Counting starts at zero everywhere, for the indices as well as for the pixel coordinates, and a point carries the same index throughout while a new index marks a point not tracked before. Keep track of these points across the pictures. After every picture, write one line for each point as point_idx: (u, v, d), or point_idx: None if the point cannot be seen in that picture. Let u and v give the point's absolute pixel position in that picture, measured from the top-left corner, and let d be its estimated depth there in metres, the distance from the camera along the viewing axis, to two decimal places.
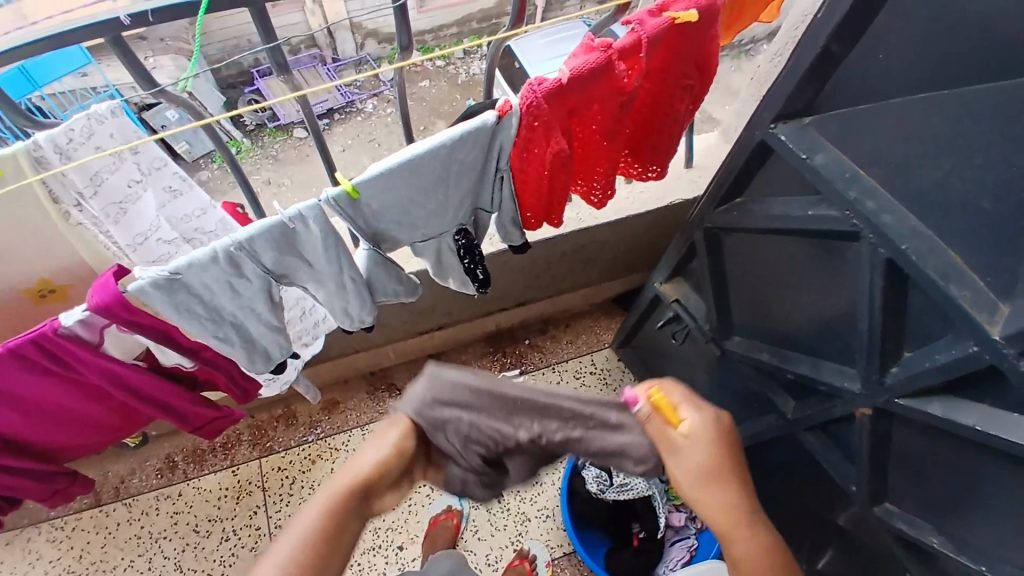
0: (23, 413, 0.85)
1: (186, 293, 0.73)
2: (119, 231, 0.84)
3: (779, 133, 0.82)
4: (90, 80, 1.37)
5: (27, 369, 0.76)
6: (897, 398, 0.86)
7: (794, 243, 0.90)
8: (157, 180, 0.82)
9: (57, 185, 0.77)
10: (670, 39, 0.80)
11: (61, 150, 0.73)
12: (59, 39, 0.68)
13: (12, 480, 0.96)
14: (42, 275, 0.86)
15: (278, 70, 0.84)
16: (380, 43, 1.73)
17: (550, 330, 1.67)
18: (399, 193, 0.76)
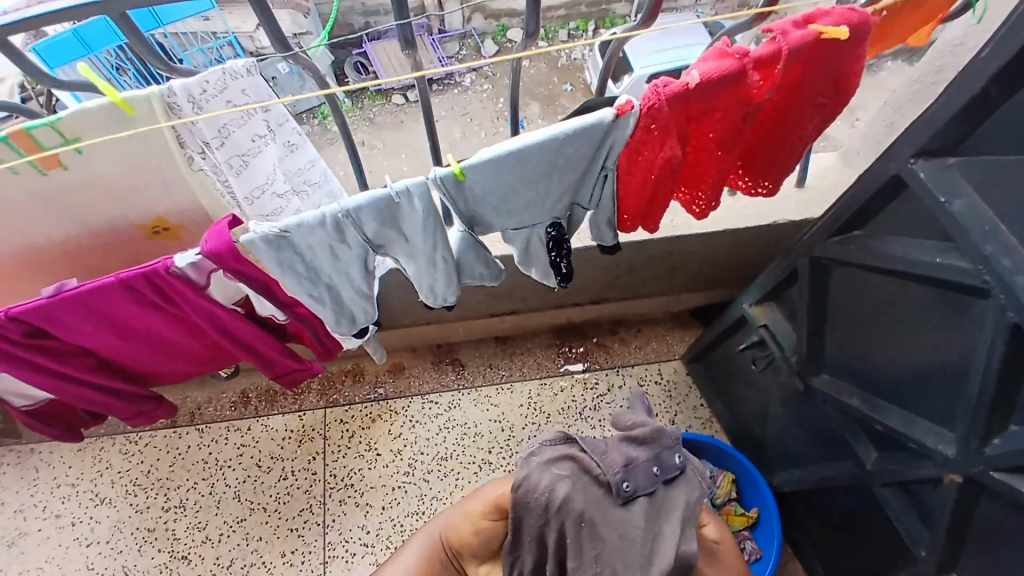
0: (126, 339, 0.92)
1: (291, 251, 0.76)
2: (238, 183, 0.88)
3: (918, 170, 0.74)
4: (212, 25, 1.44)
5: (136, 300, 0.82)
6: (993, 471, 0.80)
7: (912, 289, 0.84)
8: (279, 134, 0.87)
9: (186, 133, 0.82)
10: (811, 52, 0.76)
11: (194, 100, 0.77)
12: None
13: (101, 396, 1.03)
14: (158, 215, 0.93)
15: (405, 45, 0.86)
16: (486, 18, 1.73)
17: (619, 331, 1.65)
18: (504, 180, 0.76)
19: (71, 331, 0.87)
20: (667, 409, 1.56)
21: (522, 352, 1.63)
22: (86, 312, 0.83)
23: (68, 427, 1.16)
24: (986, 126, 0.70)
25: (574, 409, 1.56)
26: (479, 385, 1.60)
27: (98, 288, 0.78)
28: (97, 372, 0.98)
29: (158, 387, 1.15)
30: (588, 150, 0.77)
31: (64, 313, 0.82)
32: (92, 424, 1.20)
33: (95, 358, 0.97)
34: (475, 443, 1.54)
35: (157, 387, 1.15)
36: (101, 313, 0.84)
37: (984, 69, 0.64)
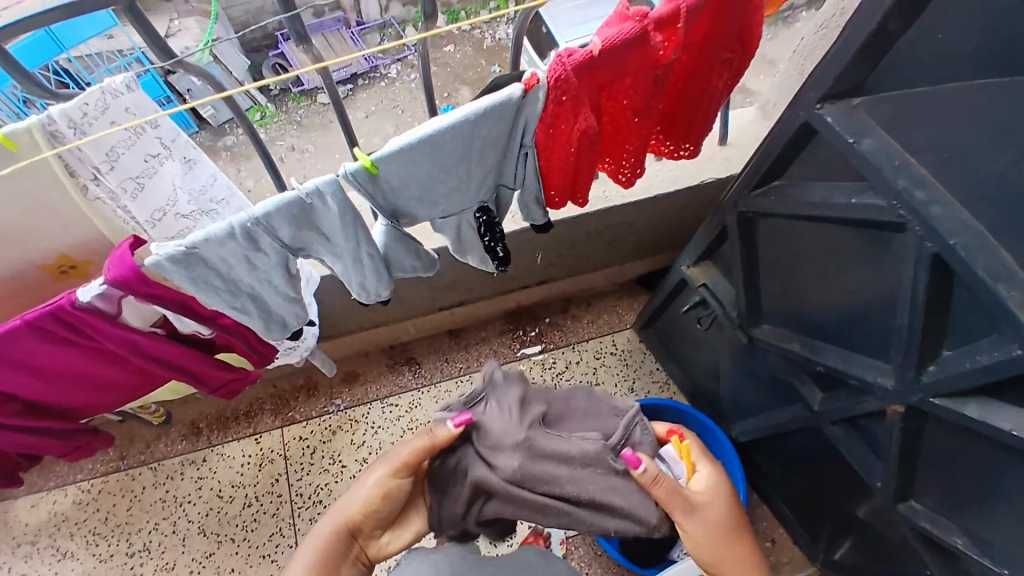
0: (45, 379, 0.86)
1: (204, 267, 0.72)
2: (137, 206, 0.83)
3: (825, 114, 0.75)
4: (116, 42, 1.35)
5: (44, 339, 0.76)
6: (932, 398, 0.83)
7: (836, 232, 0.86)
8: (175, 151, 0.81)
9: (74, 160, 0.76)
10: (712, 7, 0.75)
11: (76, 125, 0.71)
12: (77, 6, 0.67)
13: (34, 440, 0.97)
14: (60, 252, 0.86)
15: (298, 40, 0.82)
16: (405, 5, 1.68)
17: (571, 308, 1.65)
18: (419, 170, 0.73)
19: None
20: (625, 378, 1.57)
21: (477, 341, 1.62)
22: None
23: (7, 474, 1.09)
24: (884, 64, 0.70)
25: None
26: (437, 381, 1.58)
27: (4, 332, 0.73)
28: (24, 416, 0.92)
29: (92, 418, 1.08)
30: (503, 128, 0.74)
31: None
32: (29, 467, 1.12)
33: (20, 404, 0.90)
34: None
35: (91, 418, 1.08)
36: (10, 356, 0.77)
37: (875, 8, 0.65)
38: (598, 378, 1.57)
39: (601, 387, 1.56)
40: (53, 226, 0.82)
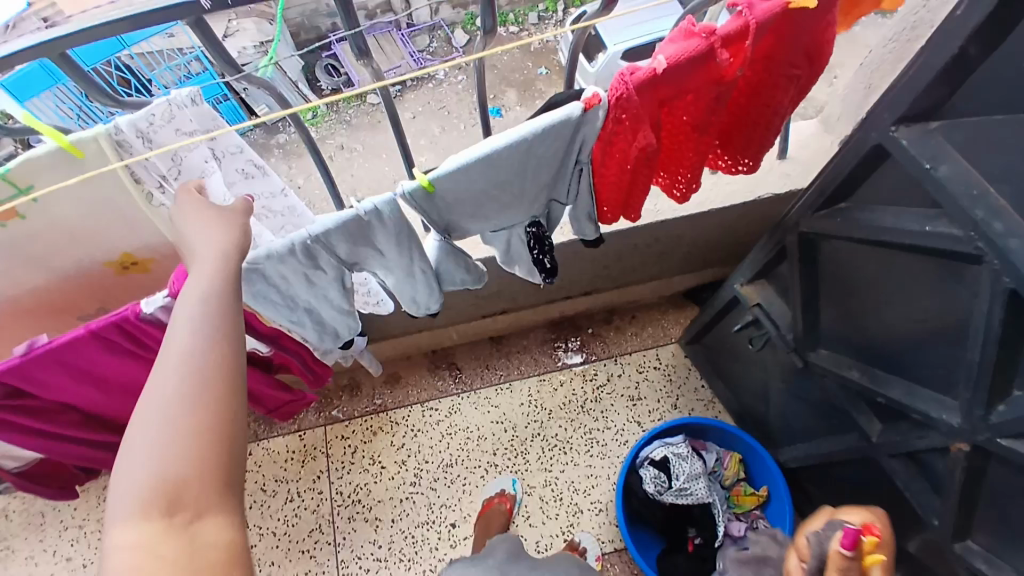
0: (107, 390, 0.89)
1: (263, 283, 0.74)
2: None
3: (900, 138, 0.71)
4: (176, 41, 1.37)
5: (113, 353, 0.79)
6: (999, 437, 0.78)
7: (903, 260, 0.82)
8: (232, 162, 0.79)
9: (141, 169, 0.74)
10: (782, 22, 0.72)
11: (143, 134, 0.69)
12: (141, 19, 0.66)
13: (88, 450, 1.01)
14: (124, 251, 0.85)
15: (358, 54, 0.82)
16: (454, 8, 1.69)
17: (614, 320, 1.62)
18: (474, 187, 0.73)
19: (52, 389, 0.83)
20: (668, 394, 1.55)
21: (518, 349, 1.61)
22: (62, 368, 0.79)
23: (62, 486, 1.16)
24: (965, 89, 0.67)
25: (575, 403, 1.55)
26: (478, 387, 1.58)
27: (67, 341, 0.73)
28: (83, 426, 0.96)
29: None
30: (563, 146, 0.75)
31: (38, 371, 0.78)
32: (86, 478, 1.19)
33: (79, 413, 0.95)
34: (478, 446, 1.52)
35: None
36: (81, 369, 0.81)
37: (959, 31, 0.61)
38: (640, 393, 1.55)
39: (643, 402, 1.54)
40: (109, 238, 0.81)
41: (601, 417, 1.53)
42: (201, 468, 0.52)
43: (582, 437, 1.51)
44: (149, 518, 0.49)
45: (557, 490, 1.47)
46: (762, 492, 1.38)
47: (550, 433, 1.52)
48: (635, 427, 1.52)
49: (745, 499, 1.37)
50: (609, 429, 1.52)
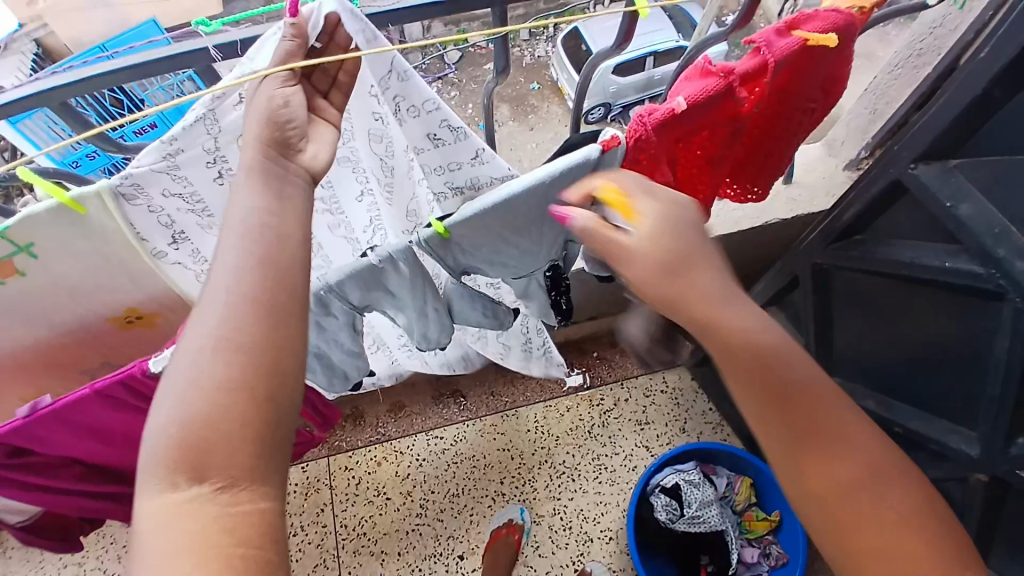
0: (110, 442, 0.85)
1: None
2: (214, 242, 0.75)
3: (920, 176, 0.71)
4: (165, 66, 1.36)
5: (115, 408, 0.75)
6: (1020, 470, 0.77)
7: (921, 293, 0.82)
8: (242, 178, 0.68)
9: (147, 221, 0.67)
10: (800, 58, 0.71)
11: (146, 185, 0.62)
12: (146, 66, 0.63)
13: (94, 502, 0.97)
14: (128, 304, 0.80)
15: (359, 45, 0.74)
16: (445, 25, 1.68)
17: (620, 343, 1.61)
18: (491, 232, 0.72)
19: (52, 443, 0.80)
20: (676, 418, 1.54)
21: (523, 375, 1.59)
22: (65, 425, 0.76)
23: (65, 538, 1.11)
24: (984, 130, 0.67)
25: (583, 429, 1.53)
26: (483, 415, 1.56)
27: (71, 401, 0.71)
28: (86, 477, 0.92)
29: None
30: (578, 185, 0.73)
31: (39, 430, 0.75)
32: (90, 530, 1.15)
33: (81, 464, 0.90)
34: (485, 475, 1.50)
35: None
36: (82, 424, 0.77)
37: (982, 73, 0.62)
38: (648, 417, 1.54)
39: (651, 426, 1.53)
40: (112, 296, 0.77)
41: (609, 443, 1.52)
42: (240, 431, 0.48)
43: (591, 463, 1.50)
44: (177, 489, 0.46)
45: (566, 518, 1.45)
46: (774, 516, 1.38)
47: (558, 460, 1.50)
48: (643, 453, 1.50)
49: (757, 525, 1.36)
50: (618, 455, 1.50)
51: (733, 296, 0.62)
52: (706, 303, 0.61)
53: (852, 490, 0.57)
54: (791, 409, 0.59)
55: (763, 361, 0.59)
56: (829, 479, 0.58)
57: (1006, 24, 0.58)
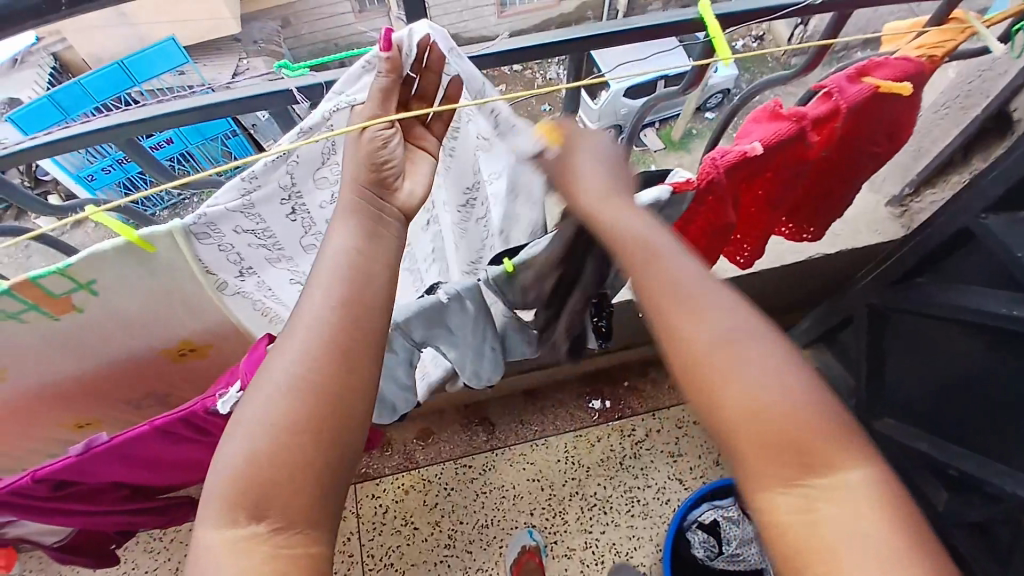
0: (156, 467, 0.84)
1: None
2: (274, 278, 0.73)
3: (989, 225, 0.71)
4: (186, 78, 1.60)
5: (171, 440, 0.74)
6: None
7: (984, 339, 0.80)
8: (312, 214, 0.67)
9: (213, 261, 0.65)
10: (871, 102, 0.71)
11: (218, 223, 0.61)
12: (228, 106, 0.62)
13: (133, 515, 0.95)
14: (183, 337, 0.79)
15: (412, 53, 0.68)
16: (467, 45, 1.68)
17: (650, 372, 1.60)
18: (555, 268, 0.72)
19: (101, 473, 0.78)
20: (707, 451, 1.52)
21: (553, 404, 1.58)
22: (119, 458, 0.75)
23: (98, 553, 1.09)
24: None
25: (614, 460, 1.51)
26: (512, 443, 1.54)
27: (131, 437, 0.69)
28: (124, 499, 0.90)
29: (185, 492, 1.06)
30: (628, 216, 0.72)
31: (92, 465, 0.74)
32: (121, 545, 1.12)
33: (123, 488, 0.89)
34: (514, 506, 1.47)
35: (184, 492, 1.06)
36: (134, 455, 0.76)
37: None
38: (679, 449, 1.52)
39: (682, 459, 1.51)
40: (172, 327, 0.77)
41: (641, 475, 1.50)
42: (313, 461, 0.51)
43: (623, 496, 1.48)
44: (240, 523, 0.49)
45: (597, 552, 1.43)
46: None
47: (589, 492, 1.48)
48: (675, 486, 1.49)
49: None
50: (650, 488, 1.48)
51: (682, 251, 0.60)
52: (641, 243, 0.60)
53: (750, 417, 0.53)
54: (702, 361, 0.55)
55: (677, 291, 0.58)
56: (720, 410, 0.54)
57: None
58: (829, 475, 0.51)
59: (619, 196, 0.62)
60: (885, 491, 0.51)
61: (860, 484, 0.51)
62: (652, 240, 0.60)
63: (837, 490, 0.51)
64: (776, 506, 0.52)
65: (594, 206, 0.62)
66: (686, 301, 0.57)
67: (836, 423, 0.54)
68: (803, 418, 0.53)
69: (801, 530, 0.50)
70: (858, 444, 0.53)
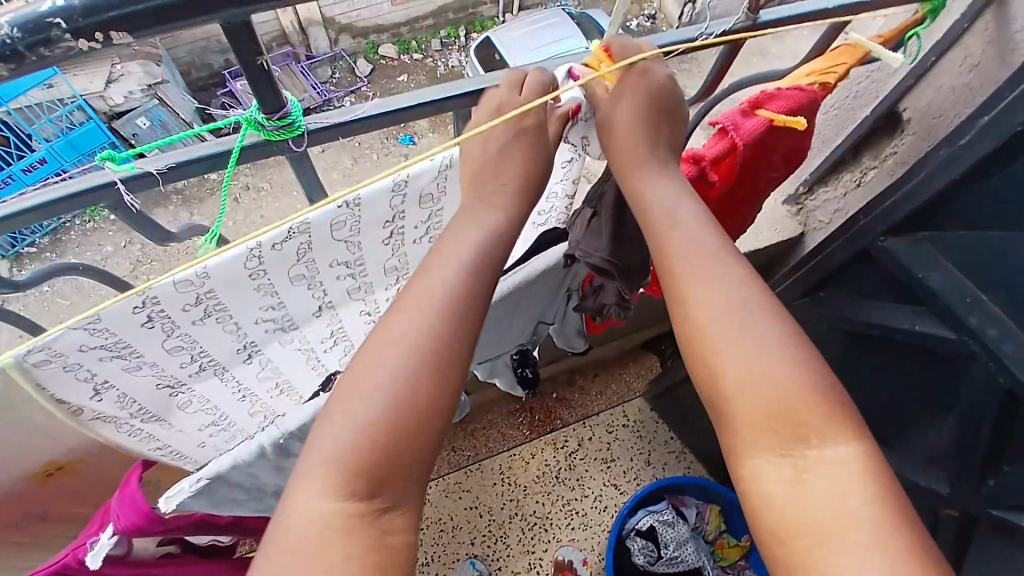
0: None
1: (225, 488, 0.64)
2: (149, 394, 0.63)
3: (890, 248, 0.75)
4: (58, 91, 1.98)
5: None
6: (994, 509, 0.79)
7: (892, 348, 0.83)
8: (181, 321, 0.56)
9: (68, 390, 0.56)
10: (768, 136, 0.71)
11: (63, 353, 0.51)
12: (38, 213, 0.50)
13: None
14: (49, 460, 0.69)
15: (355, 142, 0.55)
16: None
17: (577, 380, 1.60)
18: (472, 331, 0.77)
19: None
20: (640, 452, 1.53)
21: (483, 426, 1.54)
22: None
23: None
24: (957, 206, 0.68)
25: (549, 475, 1.50)
26: (446, 473, 1.50)
27: None
28: None
29: None
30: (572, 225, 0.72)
31: None
32: None
33: None
34: (456, 538, 1.43)
35: None
36: None
37: (961, 158, 0.64)
38: (613, 454, 1.52)
39: (617, 463, 1.52)
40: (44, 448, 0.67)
41: (577, 486, 1.49)
42: None
43: (562, 509, 1.46)
44: None
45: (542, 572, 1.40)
46: (744, 541, 1.39)
47: (528, 511, 1.46)
48: (612, 491, 1.49)
49: (729, 551, 1.37)
50: (588, 497, 1.48)
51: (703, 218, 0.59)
52: (662, 212, 0.59)
53: (749, 385, 0.51)
54: (707, 329, 0.53)
55: (698, 258, 0.56)
56: (720, 375, 0.52)
57: (984, 119, 0.60)
58: (821, 447, 0.49)
59: (647, 166, 0.62)
60: (876, 468, 0.48)
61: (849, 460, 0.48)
62: (676, 212, 0.59)
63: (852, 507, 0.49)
64: (763, 473, 0.50)
65: (624, 170, 0.62)
66: (697, 263, 0.56)
67: (832, 399, 0.50)
68: (806, 389, 0.50)
69: (788, 499, 0.48)
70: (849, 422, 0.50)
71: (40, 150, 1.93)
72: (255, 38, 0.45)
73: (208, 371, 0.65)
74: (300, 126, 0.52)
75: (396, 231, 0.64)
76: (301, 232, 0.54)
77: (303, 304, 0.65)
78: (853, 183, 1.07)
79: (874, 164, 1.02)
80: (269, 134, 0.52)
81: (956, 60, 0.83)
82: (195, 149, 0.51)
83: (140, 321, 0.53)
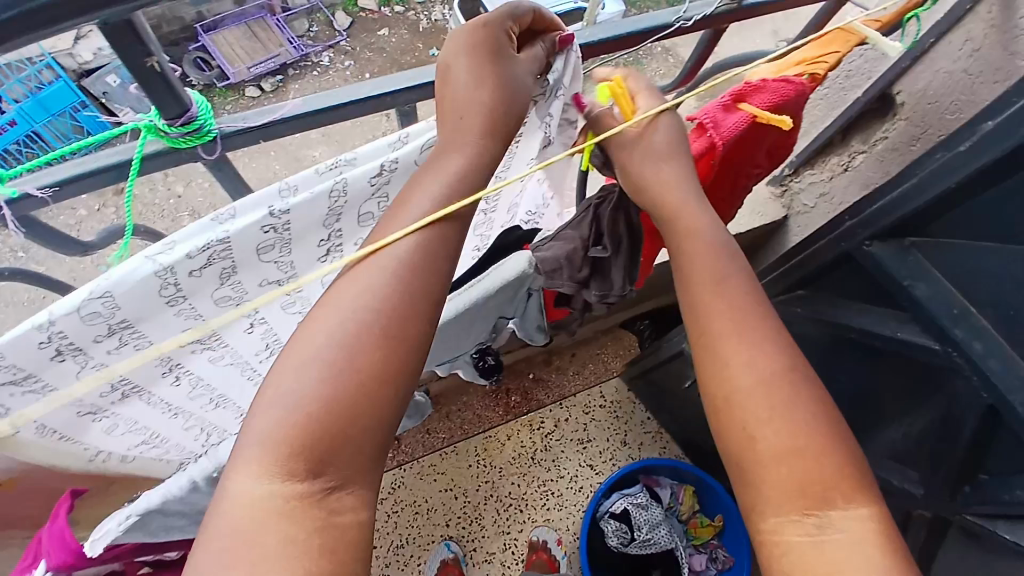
0: None
1: (161, 518, 0.60)
2: (68, 419, 0.58)
3: (875, 254, 0.71)
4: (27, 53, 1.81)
5: None
6: (967, 515, 0.78)
7: (872, 351, 0.80)
8: (94, 350, 0.51)
9: None
10: (751, 130, 0.67)
11: None
12: None
13: None
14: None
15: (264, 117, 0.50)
16: None
17: (554, 360, 1.58)
18: (442, 337, 0.75)
19: None
20: (617, 432, 1.52)
21: (458, 408, 1.52)
22: None
23: None
24: (954, 212, 0.64)
25: (526, 456, 1.49)
26: (420, 456, 1.47)
27: None
28: None
29: None
30: (558, 254, 0.69)
31: None
32: None
33: None
34: (429, 520, 1.42)
35: None
36: None
37: (961, 165, 0.60)
38: (589, 435, 1.51)
39: (593, 444, 1.51)
40: None
41: (553, 467, 1.48)
42: None
43: (537, 491, 1.46)
44: None
45: (517, 553, 1.40)
46: (717, 521, 1.39)
47: (503, 493, 1.45)
48: (588, 472, 1.48)
49: (702, 531, 1.38)
50: (563, 478, 1.47)
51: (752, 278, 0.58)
52: (712, 272, 0.57)
53: (789, 456, 0.49)
54: (751, 392, 0.52)
55: (743, 315, 0.55)
56: (758, 440, 0.50)
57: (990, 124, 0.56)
58: (844, 507, 0.48)
59: (695, 216, 0.60)
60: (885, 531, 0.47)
61: (857, 520, 0.47)
62: (725, 270, 0.57)
63: (821, 550, 0.46)
64: (785, 528, 0.48)
65: (675, 215, 0.60)
66: (742, 322, 0.54)
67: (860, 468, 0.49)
68: (822, 452, 0.49)
69: (794, 547, 0.47)
70: (865, 483, 0.49)
71: (8, 110, 1.77)
72: (141, 38, 0.39)
73: (134, 391, 0.61)
74: (212, 132, 0.47)
75: (335, 247, 0.60)
76: (222, 253, 0.50)
77: (235, 322, 0.61)
78: (841, 167, 1.01)
79: (863, 148, 0.96)
80: (175, 142, 0.47)
81: (956, 43, 0.77)
82: (92, 161, 0.46)
83: (42, 357, 0.47)
